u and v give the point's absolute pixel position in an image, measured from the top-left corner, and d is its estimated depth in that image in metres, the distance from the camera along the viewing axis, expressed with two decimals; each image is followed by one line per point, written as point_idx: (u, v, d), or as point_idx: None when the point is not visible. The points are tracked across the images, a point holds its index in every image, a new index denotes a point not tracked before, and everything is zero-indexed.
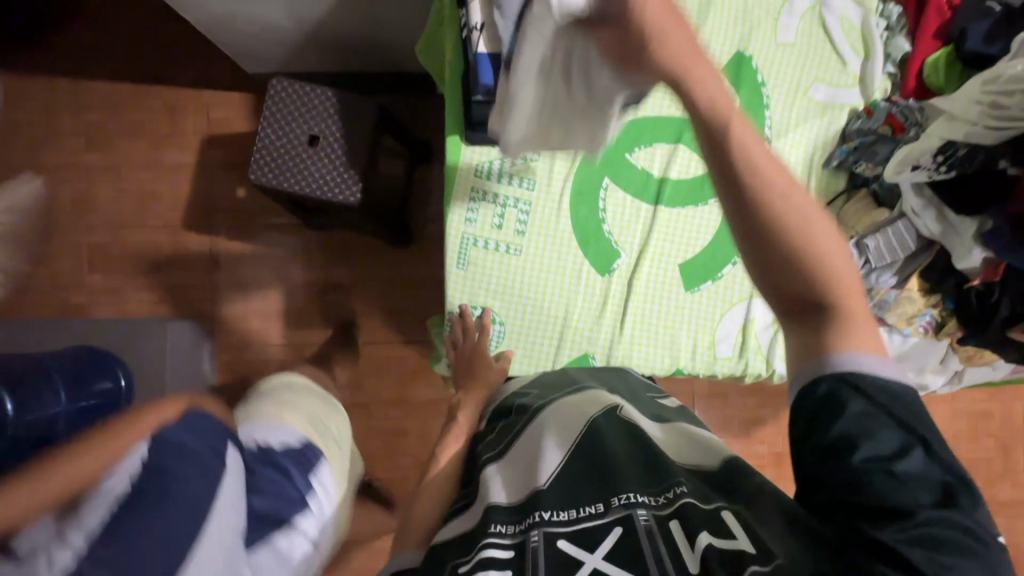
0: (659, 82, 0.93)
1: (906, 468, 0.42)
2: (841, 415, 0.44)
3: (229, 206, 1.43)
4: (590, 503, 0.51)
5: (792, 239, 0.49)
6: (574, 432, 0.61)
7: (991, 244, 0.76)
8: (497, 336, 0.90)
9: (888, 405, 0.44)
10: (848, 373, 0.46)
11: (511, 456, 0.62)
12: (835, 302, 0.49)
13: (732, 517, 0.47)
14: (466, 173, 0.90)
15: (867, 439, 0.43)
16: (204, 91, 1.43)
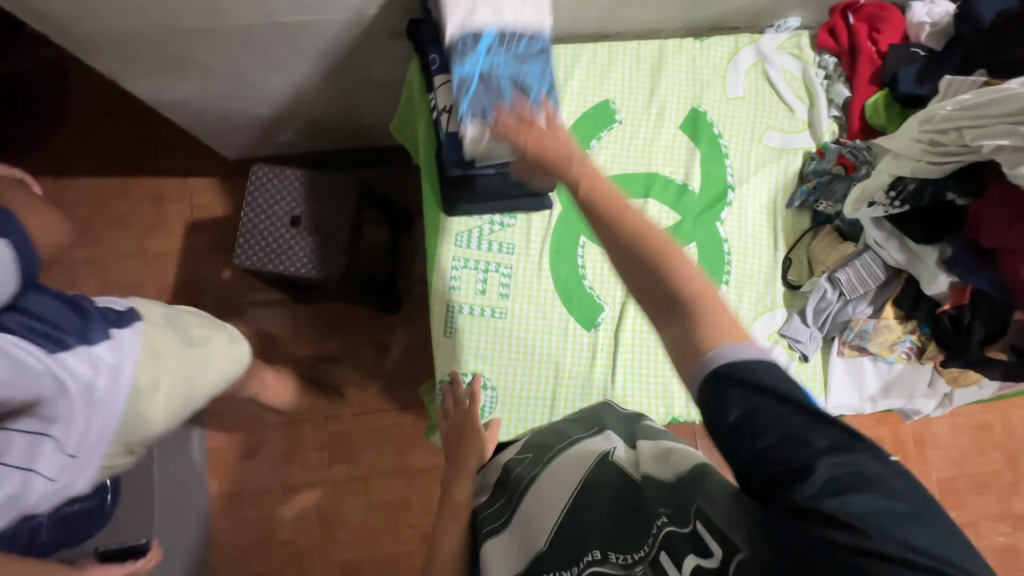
0: (622, 142, 0.98)
1: (799, 427, 0.41)
2: (733, 406, 0.42)
3: (216, 288, 1.45)
4: (587, 553, 0.55)
5: (651, 254, 0.50)
6: (569, 488, 0.62)
7: (955, 269, 0.79)
8: (488, 402, 0.90)
9: (764, 378, 0.42)
10: (719, 367, 0.44)
11: (512, 530, 0.64)
12: (703, 305, 0.47)
13: (703, 527, 0.46)
14: (446, 242, 0.93)
15: (759, 415, 0.41)
16: (188, 179, 1.47)
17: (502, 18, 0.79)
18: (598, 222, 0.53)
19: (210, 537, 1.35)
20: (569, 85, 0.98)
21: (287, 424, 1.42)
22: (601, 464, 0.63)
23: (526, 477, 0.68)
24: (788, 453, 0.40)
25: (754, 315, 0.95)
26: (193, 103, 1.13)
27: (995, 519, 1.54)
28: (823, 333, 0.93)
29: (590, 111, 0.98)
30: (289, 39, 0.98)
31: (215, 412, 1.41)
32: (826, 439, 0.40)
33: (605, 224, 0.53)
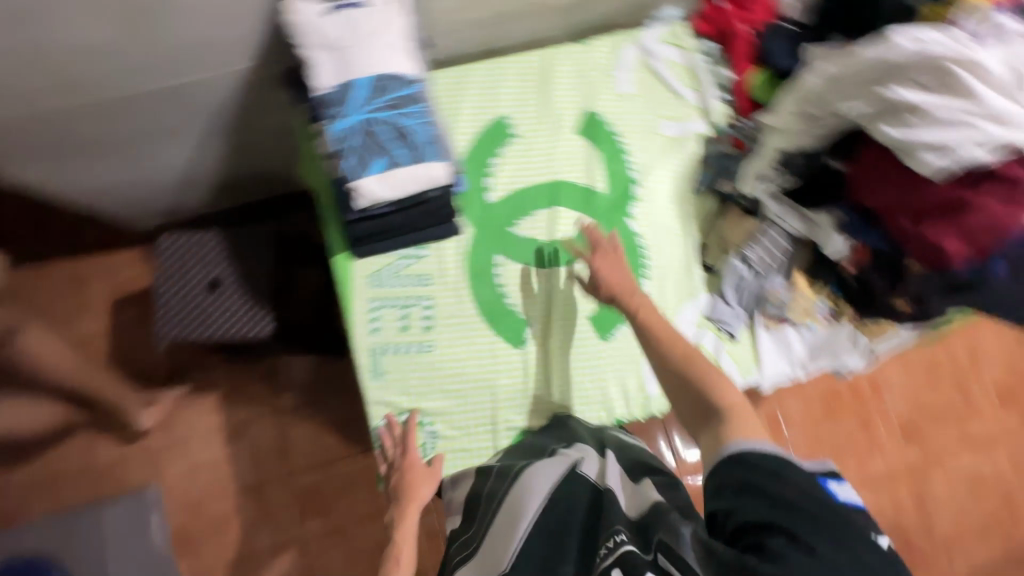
0: (523, 155, 0.98)
1: (775, 490, 0.54)
2: (739, 484, 0.57)
3: (157, 362, 1.41)
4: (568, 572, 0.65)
5: (692, 376, 0.72)
6: (530, 504, 0.74)
7: (849, 231, 0.82)
8: (428, 438, 0.89)
9: (764, 459, 0.58)
10: (729, 449, 0.61)
11: (486, 547, 0.74)
12: (726, 415, 0.66)
13: (664, 558, 0.58)
14: (361, 285, 0.91)
15: (752, 489, 0.56)
16: (104, 256, 1.41)
17: (372, 66, 0.78)
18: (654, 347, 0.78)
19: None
20: (460, 105, 0.97)
21: (251, 488, 1.38)
22: (562, 480, 0.76)
23: (494, 497, 0.80)
24: (759, 507, 0.54)
25: (678, 304, 0.97)
26: (87, 181, 1.09)
27: (953, 446, 1.60)
28: (744, 310, 0.95)
29: (486, 128, 0.98)
30: (167, 106, 0.95)
31: (173, 491, 1.36)
32: (797, 509, 0.52)
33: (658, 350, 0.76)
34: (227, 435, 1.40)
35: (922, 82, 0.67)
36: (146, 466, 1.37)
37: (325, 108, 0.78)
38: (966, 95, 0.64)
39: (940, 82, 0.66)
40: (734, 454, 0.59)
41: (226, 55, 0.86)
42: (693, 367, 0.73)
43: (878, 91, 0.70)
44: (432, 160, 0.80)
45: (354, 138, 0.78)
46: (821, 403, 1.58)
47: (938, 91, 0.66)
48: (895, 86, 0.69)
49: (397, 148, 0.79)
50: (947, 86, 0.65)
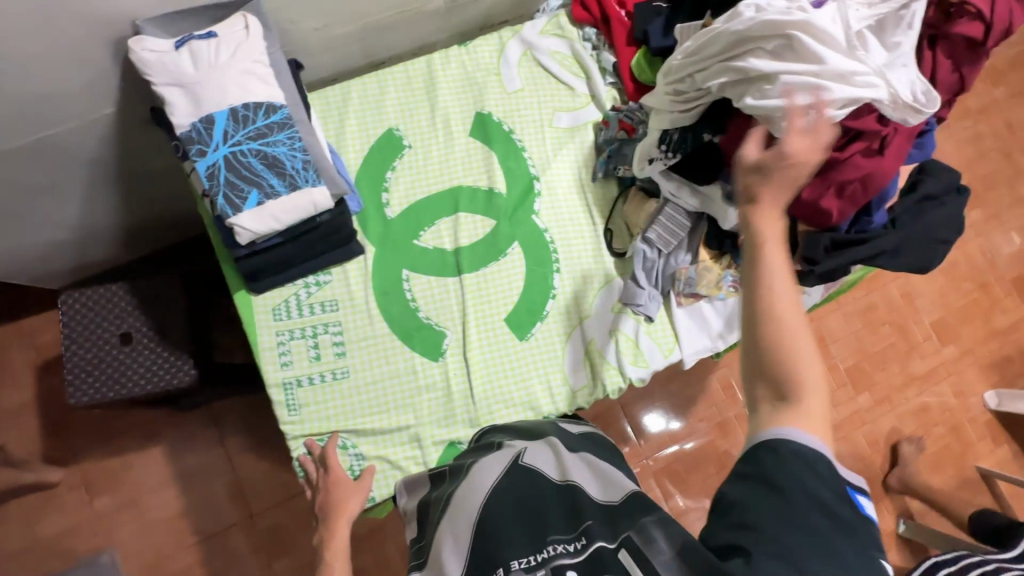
0: (419, 166, 0.97)
1: (792, 493, 0.47)
2: (773, 475, 0.48)
3: (91, 424, 1.34)
4: (523, 555, 0.55)
5: (777, 344, 0.52)
6: (478, 498, 0.63)
7: (737, 200, 0.82)
8: (351, 459, 0.87)
9: (800, 453, 0.49)
10: (766, 438, 0.51)
11: (433, 555, 0.61)
12: (797, 394, 0.51)
13: (630, 555, 0.50)
14: (265, 321, 0.88)
15: (780, 486, 0.48)
16: (21, 321, 1.33)
17: (228, 95, 0.75)
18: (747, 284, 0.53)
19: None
20: (347, 124, 0.96)
21: (209, 539, 1.33)
22: (509, 470, 0.66)
23: (443, 497, 0.68)
24: (771, 508, 0.47)
25: (593, 293, 0.97)
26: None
27: (907, 387, 1.58)
28: (658, 290, 0.95)
29: (376, 144, 0.96)
30: (37, 164, 0.89)
31: (129, 554, 1.30)
32: (816, 526, 0.46)
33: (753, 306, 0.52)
34: (177, 487, 1.34)
35: (772, 50, 0.68)
36: (96, 533, 1.30)
37: (188, 145, 0.74)
38: (812, 57, 0.65)
39: (787, 48, 0.67)
40: (767, 444, 0.50)
41: (84, 106, 0.83)
42: (785, 320, 0.52)
43: (736, 62, 0.70)
44: (310, 186, 0.78)
45: (221, 173, 0.75)
46: None
47: (787, 57, 0.67)
48: (750, 56, 0.69)
49: (270, 178, 0.76)
50: (794, 50, 0.66)
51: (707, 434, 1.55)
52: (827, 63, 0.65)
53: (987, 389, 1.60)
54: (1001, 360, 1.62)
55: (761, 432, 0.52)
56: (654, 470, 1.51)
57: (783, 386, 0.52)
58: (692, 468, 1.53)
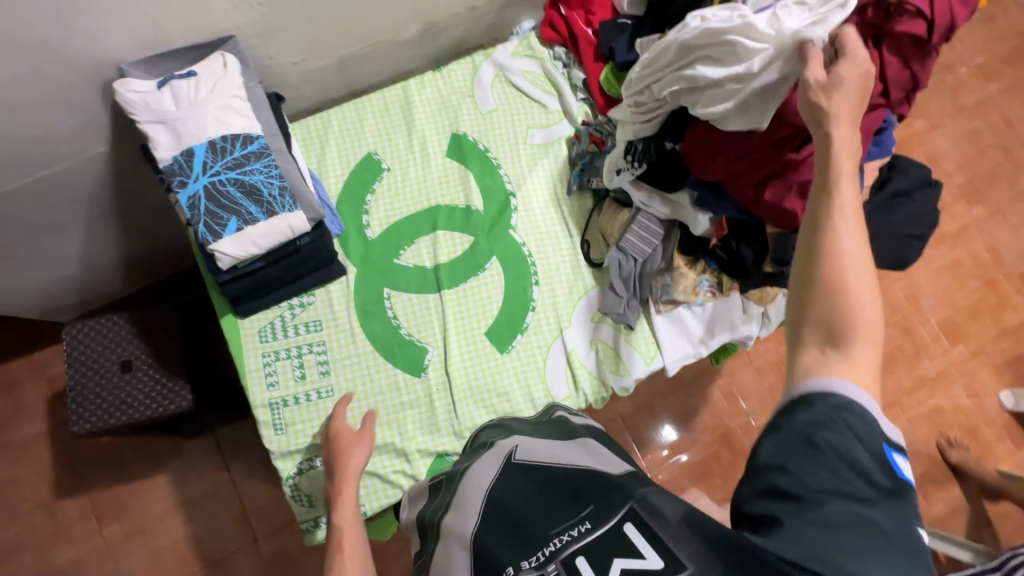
0: (398, 187, 1.00)
1: (832, 451, 0.46)
2: (813, 433, 0.47)
3: (95, 455, 1.35)
4: (531, 554, 0.50)
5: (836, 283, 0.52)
6: (478, 503, 0.58)
7: (704, 206, 0.84)
8: (354, 414, 0.91)
9: (843, 408, 0.48)
10: (810, 390, 0.50)
11: (437, 566, 0.56)
12: (853, 342, 0.51)
13: (637, 533, 0.47)
14: (252, 343, 0.91)
15: (821, 445, 0.46)
16: (33, 354, 1.37)
17: (207, 129, 0.79)
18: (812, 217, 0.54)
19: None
20: (328, 153, 1.00)
21: (213, 567, 1.32)
22: (505, 468, 0.62)
23: (443, 502, 0.64)
24: (810, 463, 0.46)
25: (571, 304, 0.98)
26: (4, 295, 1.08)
27: (918, 390, 1.53)
28: (637, 299, 0.95)
29: (355, 169, 1.00)
30: (35, 201, 0.93)
31: None
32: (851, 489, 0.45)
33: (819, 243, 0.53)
34: (180, 516, 1.34)
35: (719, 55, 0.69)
36: (104, 561, 1.30)
37: (171, 177, 0.79)
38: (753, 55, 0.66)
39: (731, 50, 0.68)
40: (809, 398, 0.50)
41: (76, 143, 0.87)
42: (855, 261, 0.52)
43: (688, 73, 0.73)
44: (287, 211, 0.81)
45: (202, 203, 0.79)
46: (773, 369, 1.58)
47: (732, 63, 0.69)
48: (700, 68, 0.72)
49: (249, 206, 0.80)
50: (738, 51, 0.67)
51: (711, 444, 1.52)
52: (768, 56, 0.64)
53: (1002, 389, 1.53)
54: (1015, 359, 1.56)
55: (808, 382, 0.51)
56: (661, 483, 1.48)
57: (840, 328, 0.52)
58: (700, 480, 1.49)
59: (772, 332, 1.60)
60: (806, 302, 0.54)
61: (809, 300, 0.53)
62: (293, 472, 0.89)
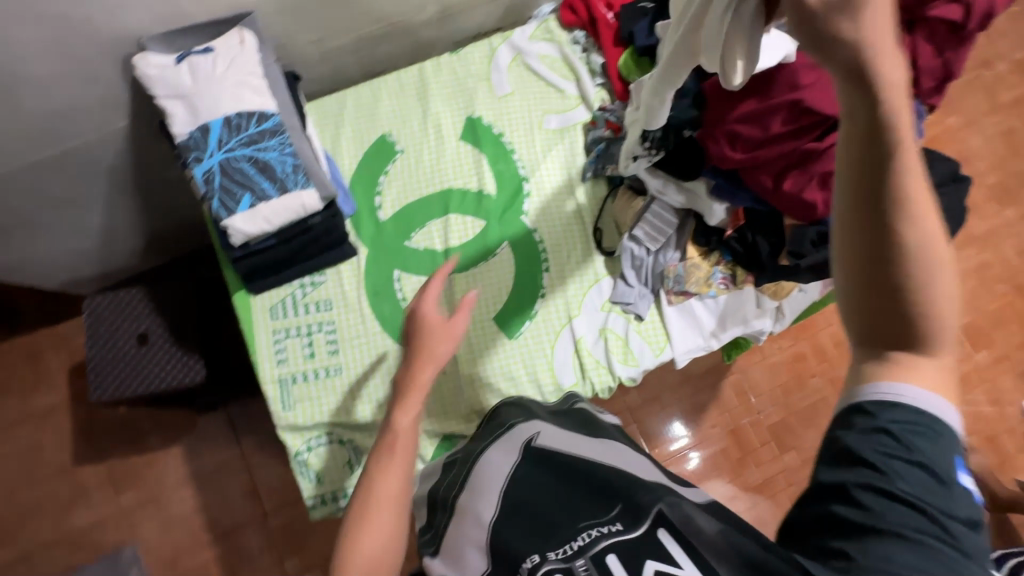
0: (411, 169, 1.00)
1: (899, 477, 0.40)
2: (885, 459, 0.41)
3: (113, 424, 1.39)
4: (558, 546, 0.52)
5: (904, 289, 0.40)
6: (497, 486, 0.63)
7: (721, 195, 0.83)
8: (452, 295, 0.96)
9: (916, 426, 0.42)
10: (875, 398, 0.43)
11: (450, 542, 0.61)
12: (937, 331, 0.41)
13: (670, 537, 0.48)
14: (263, 320, 0.92)
15: (891, 474, 0.41)
16: (57, 325, 1.41)
17: (223, 106, 0.80)
18: (865, 202, 0.39)
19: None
20: (342, 134, 1.00)
21: (223, 538, 1.35)
22: (524, 454, 0.66)
23: (458, 479, 0.69)
24: (872, 491, 0.41)
25: (582, 293, 0.97)
26: (26, 264, 1.11)
27: None
28: (648, 289, 0.95)
29: (369, 150, 1.00)
30: (59, 174, 0.95)
31: (149, 549, 1.34)
32: (926, 524, 0.39)
33: (875, 248, 0.39)
34: (193, 487, 1.37)
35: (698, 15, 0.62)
36: (119, 528, 1.34)
37: (186, 152, 0.79)
38: (715, 1, 0.57)
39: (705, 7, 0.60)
40: (874, 410, 0.43)
41: (99, 118, 0.89)
42: (930, 238, 0.39)
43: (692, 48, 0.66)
44: (299, 189, 0.82)
45: (217, 178, 0.80)
46: (786, 368, 1.56)
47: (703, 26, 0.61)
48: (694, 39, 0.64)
49: (262, 182, 0.81)
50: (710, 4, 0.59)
51: (719, 442, 1.50)
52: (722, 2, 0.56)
53: None
54: None
55: (870, 389, 0.43)
56: None
57: (928, 324, 0.41)
58: (707, 477, 1.48)
59: (786, 331, 1.58)
60: (874, 307, 0.41)
61: (883, 306, 0.41)
62: (302, 448, 0.90)
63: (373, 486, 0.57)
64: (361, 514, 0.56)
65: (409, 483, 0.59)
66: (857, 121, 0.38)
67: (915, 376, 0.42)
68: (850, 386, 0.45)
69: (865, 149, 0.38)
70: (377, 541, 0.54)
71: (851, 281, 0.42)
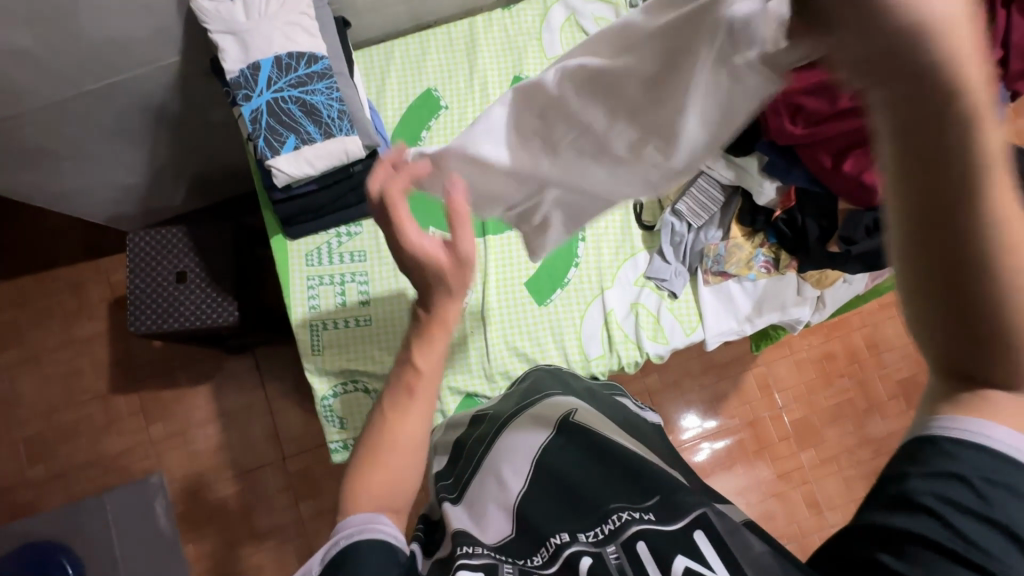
0: (454, 125, 0.99)
1: (968, 529, 0.38)
2: (949, 512, 0.39)
3: (147, 358, 1.44)
4: (591, 529, 0.53)
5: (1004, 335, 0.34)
6: (531, 452, 0.66)
7: (774, 173, 0.79)
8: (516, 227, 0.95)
9: (998, 476, 0.39)
10: (949, 433, 0.40)
11: (471, 499, 0.65)
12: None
13: (706, 535, 0.47)
14: (298, 265, 0.93)
15: (954, 527, 0.38)
16: (99, 258, 1.46)
17: (273, 45, 0.80)
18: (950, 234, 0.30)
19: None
20: (388, 85, 0.99)
21: (242, 477, 1.40)
22: (560, 427, 0.68)
23: (486, 436, 0.73)
24: (937, 540, 0.38)
25: (618, 266, 0.95)
26: (73, 194, 1.14)
27: None
28: (684, 266, 0.93)
29: (414, 103, 0.99)
30: (110, 106, 0.96)
31: (174, 480, 1.40)
32: None
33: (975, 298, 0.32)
34: (217, 425, 1.43)
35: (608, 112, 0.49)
36: (148, 456, 1.40)
37: (236, 90, 0.80)
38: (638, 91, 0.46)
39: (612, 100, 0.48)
40: (949, 448, 0.40)
41: (151, 52, 0.90)
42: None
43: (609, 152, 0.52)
44: (344, 135, 0.82)
45: (264, 117, 0.80)
46: (813, 366, 1.52)
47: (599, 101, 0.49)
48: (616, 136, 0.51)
49: (308, 125, 0.81)
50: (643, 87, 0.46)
51: (737, 433, 1.48)
52: (705, 74, 0.41)
53: None
54: None
55: (950, 419, 0.40)
56: None
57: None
58: (721, 467, 1.46)
59: (817, 328, 1.54)
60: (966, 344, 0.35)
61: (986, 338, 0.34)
62: (328, 393, 0.92)
63: (392, 427, 0.56)
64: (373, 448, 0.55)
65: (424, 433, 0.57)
66: (911, 151, 0.28)
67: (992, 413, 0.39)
68: (923, 413, 0.43)
69: (941, 181, 0.29)
70: (394, 476, 0.54)
71: (949, 318, 0.33)
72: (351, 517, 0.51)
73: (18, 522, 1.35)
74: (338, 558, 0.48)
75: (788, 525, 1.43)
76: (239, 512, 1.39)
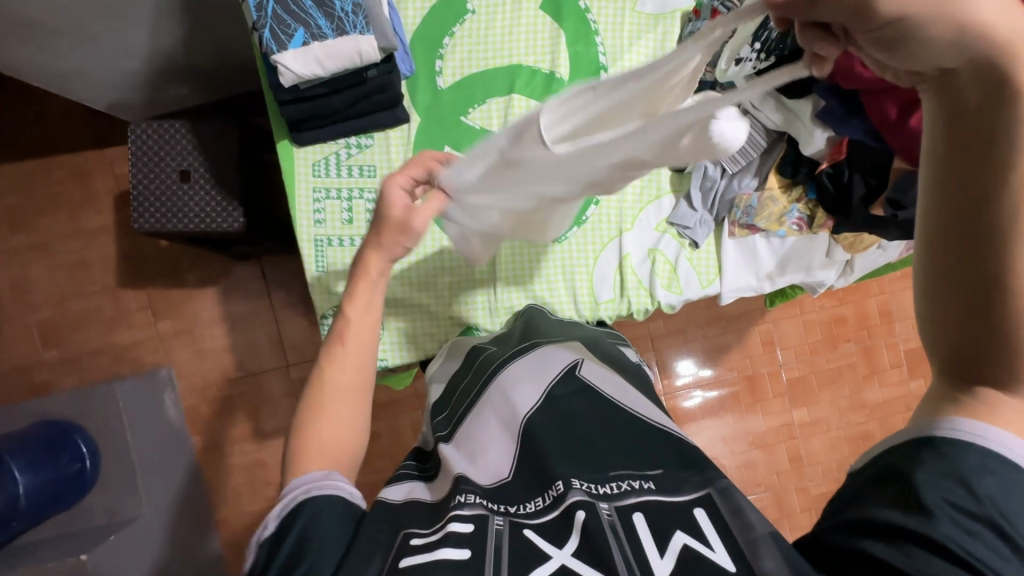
0: (480, 33, 0.90)
1: (961, 524, 0.38)
2: (951, 504, 0.38)
3: (156, 255, 1.43)
4: (596, 482, 0.54)
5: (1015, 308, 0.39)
6: (533, 398, 0.65)
7: (826, 122, 0.72)
8: None
9: (994, 473, 0.39)
10: (950, 433, 0.40)
11: (460, 436, 0.66)
12: None
13: (707, 518, 0.48)
14: (304, 176, 0.88)
15: (947, 523, 0.38)
16: (104, 148, 1.41)
17: None
18: (978, 159, 0.39)
19: (203, 486, 1.42)
20: None
21: (247, 379, 1.44)
22: (566, 375, 0.67)
23: (472, 391, 0.72)
24: (928, 534, 0.38)
25: (639, 208, 0.90)
26: (75, 76, 1.06)
27: None
28: (711, 216, 0.88)
29: (438, 3, 0.89)
30: None
31: (183, 375, 1.44)
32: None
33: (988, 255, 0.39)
34: (223, 328, 1.44)
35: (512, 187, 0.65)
36: (157, 350, 1.43)
37: None
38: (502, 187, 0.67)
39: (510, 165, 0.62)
40: (943, 447, 0.40)
41: None
42: None
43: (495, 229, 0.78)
44: (357, 34, 0.74)
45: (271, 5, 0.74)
46: (822, 328, 1.49)
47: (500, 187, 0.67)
48: (540, 214, 0.75)
49: (319, 19, 0.74)
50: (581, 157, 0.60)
51: (734, 385, 1.49)
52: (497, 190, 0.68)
53: None
54: None
55: (955, 420, 0.41)
56: (673, 408, 1.48)
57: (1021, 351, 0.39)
58: (713, 416, 1.48)
59: (834, 290, 1.49)
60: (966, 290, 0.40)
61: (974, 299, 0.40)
62: (328, 312, 0.88)
63: (326, 371, 0.61)
64: (313, 399, 0.59)
65: (362, 377, 0.62)
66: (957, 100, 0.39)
67: (1002, 421, 0.40)
68: (923, 417, 0.43)
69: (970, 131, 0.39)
70: (336, 432, 0.58)
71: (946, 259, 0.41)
72: (304, 477, 0.53)
73: (37, 400, 1.41)
74: (295, 515, 0.51)
75: (768, 474, 1.47)
76: (243, 410, 1.44)
